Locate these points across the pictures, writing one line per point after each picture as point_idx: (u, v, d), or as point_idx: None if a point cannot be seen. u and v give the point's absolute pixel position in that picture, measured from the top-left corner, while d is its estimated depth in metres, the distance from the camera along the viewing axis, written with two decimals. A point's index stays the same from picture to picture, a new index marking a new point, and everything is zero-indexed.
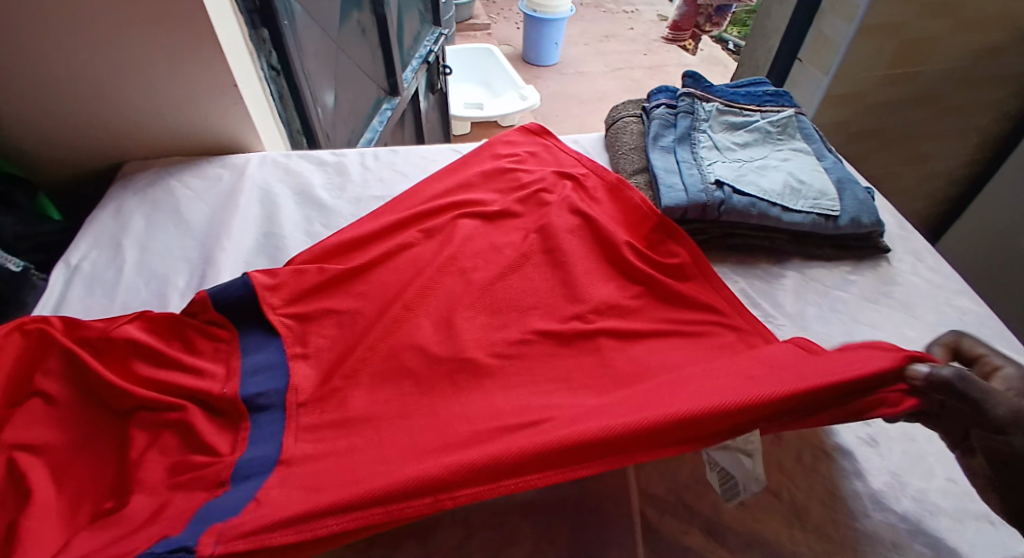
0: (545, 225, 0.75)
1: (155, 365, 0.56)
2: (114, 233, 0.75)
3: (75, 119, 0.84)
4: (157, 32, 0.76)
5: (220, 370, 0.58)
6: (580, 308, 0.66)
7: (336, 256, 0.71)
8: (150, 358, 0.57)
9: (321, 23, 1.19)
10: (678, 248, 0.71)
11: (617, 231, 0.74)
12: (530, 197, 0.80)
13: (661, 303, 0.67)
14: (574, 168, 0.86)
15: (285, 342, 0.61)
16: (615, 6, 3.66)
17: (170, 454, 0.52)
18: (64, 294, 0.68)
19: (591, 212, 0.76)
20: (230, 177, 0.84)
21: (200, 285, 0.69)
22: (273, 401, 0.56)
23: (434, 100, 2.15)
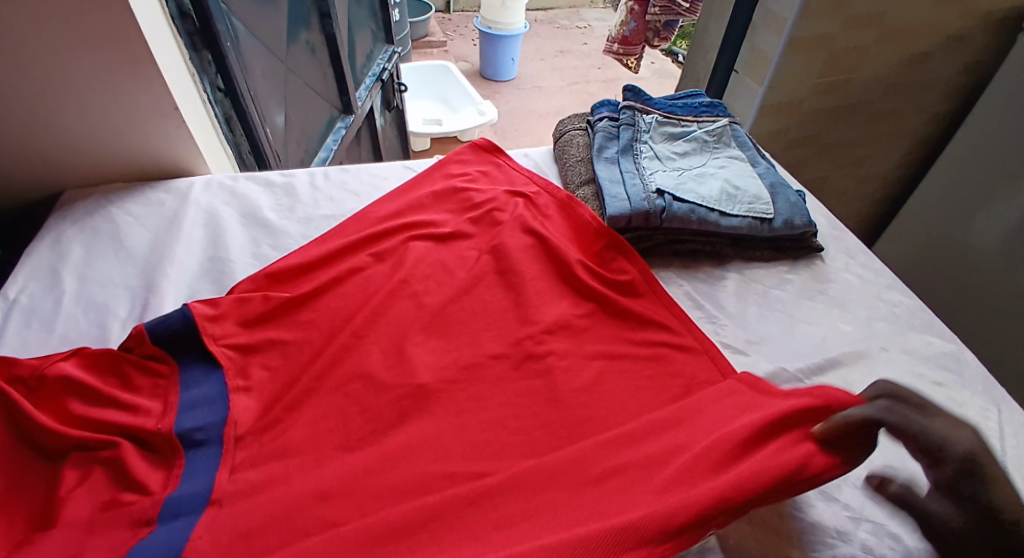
0: (497, 245, 0.76)
1: (89, 404, 0.55)
2: (50, 264, 0.73)
3: (6, 147, 0.81)
4: (92, 55, 0.74)
5: (157, 406, 0.56)
6: (531, 325, 0.67)
7: (282, 282, 0.70)
8: (84, 396, 0.55)
9: (267, 43, 1.19)
10: (628, 266, 0.74)
11: (568, 248, 0.76)
12: (483, 216, 0.81)
13: (610, 316, 0.69)
14: (526, 185, 0.87)
15: (227, 374, 0.60)
16: (568, 22, 3.75)
17: (98, 493, 0.50)
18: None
19: (544, 231, 0.78)
20: (174, 202, 0.83)
21: (143, 313, 0.67)
22: (209, 435, 0.55)
23: (391, 117, 2.16)
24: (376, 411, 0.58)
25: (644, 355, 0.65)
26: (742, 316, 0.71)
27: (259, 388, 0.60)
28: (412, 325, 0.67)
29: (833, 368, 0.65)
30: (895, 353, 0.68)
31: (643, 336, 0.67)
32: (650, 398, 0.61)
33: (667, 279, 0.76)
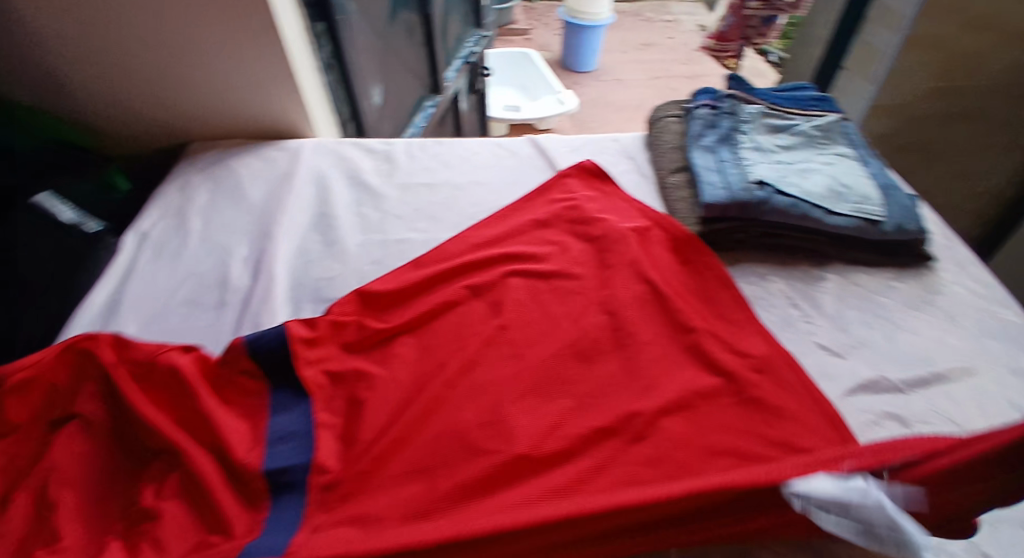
0: (609, 298, 0.69)
1: (186, 409, 0.54)
2: (179, 205, 0.80)
3: (145, 101, 0.89)
4: (223, 21, 0.80)
5: (248, 430, 0.55)
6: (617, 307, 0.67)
7: (380, 310, 0.68)
8: (181, 398, 0.55)
9: (372, 20, 1.24)
10: (763, 345, 0.63)
11: (689, 312, 0.67)
12: (593, 257, 0.74)
13: (739, 396, 0.59)
14: (634, 219, 0.78)
15: (313, 405, 0.57)
16: (655, 15, 3.66)
17: (181, 510, 0.49)
18: (120, 300, 0.67)
19: (664, 285, 0.69)
20: (287, 160, 0.89)
21: (258, 259, 0.73)
22: (296, 478, 0.52)
23: (475, 101, 2.19)
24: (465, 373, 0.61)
25: (742, 352, 0.62)
26: (839, 325, 0.68)
27: (345, 424, 0.57)
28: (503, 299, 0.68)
29: (937, 382, 0.62)
30: (1007, 373, 0.63)
31: (787, 436, 0.55)
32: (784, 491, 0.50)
33: (762, 276, 0.73)
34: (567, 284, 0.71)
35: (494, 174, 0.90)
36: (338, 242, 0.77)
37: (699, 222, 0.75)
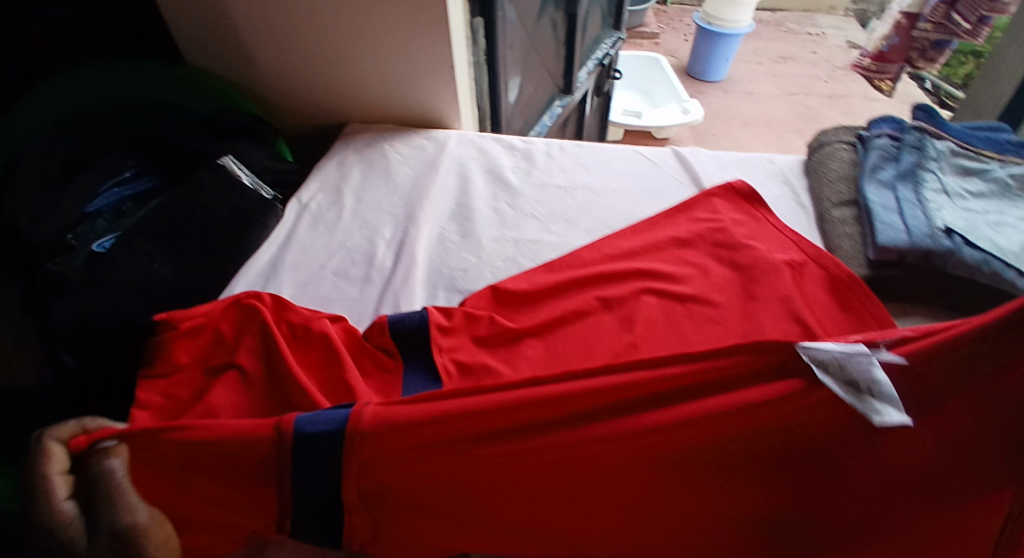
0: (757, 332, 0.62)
1: (330, 374, 0.57)
2: (335, 181, 0.86)
3: (315, 78, 0.95)
4: (400, 10, 0.84)
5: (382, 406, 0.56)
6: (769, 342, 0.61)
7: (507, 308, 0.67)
8: (326, 363, 0.58)
9: (522, 18, 1.26)
10: None
11: None
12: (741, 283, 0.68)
13: None
14: (788, 251, 0.71)
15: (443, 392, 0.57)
16: (797, 27, 3.41)
17: None
18: (278, 263, 0.72)
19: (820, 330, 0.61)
20: (434, 149, 0.92)
21: (402, 241, 0.76)
22: None
23: (599, 102, 2.14)
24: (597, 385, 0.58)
25: None
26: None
27: None
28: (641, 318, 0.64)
29: None
30: None
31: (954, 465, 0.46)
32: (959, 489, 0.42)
33: None
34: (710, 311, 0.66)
35: (634, 183, 0.87)
36: (476, 234, 0.78)
37: (862, 265, 0.68)
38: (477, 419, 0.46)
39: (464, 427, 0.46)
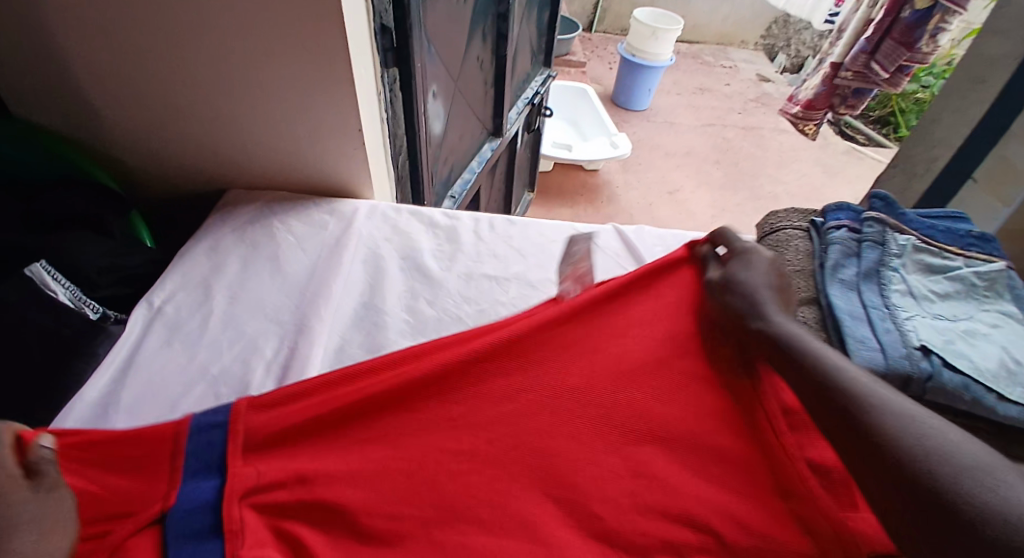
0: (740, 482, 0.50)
1: None
2: (205, 274, 0.68)
3: (186, 137, 0.78)
4: (293, 64, 0.69)
5: None
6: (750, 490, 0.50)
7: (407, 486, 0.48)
8: None
9: (448, 62, 1.13)
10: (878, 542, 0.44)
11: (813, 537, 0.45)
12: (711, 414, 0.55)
13: None
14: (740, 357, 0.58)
15: None
16: (713, 60, 3.52)
17: None
18: (114, 401, 0.55)
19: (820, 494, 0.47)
20: (337, 228, 0.77)
21: (288, 363, 0.60)
22: None
23: (529, 138, 2.04)
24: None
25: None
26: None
27: None
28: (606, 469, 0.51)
29: None
30: None
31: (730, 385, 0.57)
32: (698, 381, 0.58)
33: None
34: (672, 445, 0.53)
35: (575, 272, 0.75)
36: (387, 348, 0.63)
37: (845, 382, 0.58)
38: (338, 402, 0.54)
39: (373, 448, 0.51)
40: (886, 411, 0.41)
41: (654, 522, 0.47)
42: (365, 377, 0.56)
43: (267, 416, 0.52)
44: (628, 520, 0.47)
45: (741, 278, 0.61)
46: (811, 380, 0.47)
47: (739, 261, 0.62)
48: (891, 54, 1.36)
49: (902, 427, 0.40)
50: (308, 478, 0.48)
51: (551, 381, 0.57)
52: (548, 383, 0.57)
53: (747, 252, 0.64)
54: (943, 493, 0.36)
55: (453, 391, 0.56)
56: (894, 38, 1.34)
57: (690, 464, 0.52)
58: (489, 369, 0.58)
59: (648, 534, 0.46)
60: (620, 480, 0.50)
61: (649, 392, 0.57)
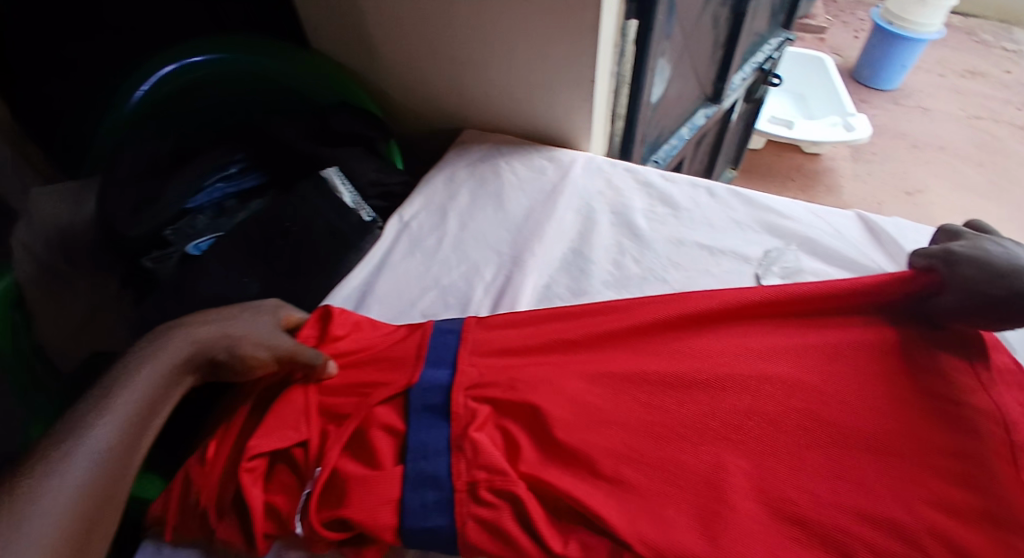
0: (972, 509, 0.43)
1: (363, 464, 0.48)
2: (442, 200, 0.77)
3: (439, 76, 0.87)
4: (549, 11, 0.72)
5: (402, 512, 0.45)
6: (982, 516, 0.43)
7: (599, 425, 0.50)
8: (365, 448, 0.49)
9: (684, 20, 1.08)
10: None
11: None
12: (938, 427, 0.49)
13: None
14: (990, 371, 0.51)
15: (510, 519, 0.44)
16: (999, 35, 2.82)
17: None
18: (368, 292, 0.66)
19: None
20: (555, 174, 0.81)
21: (503, 290, 0.66)
22: None
23: (747, 108, 1.87)
24: (740, 545, 0.42)
25: None
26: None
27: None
28: (809, 458, 0.48)
29: None
30: None
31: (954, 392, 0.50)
32: (921, 389, 0.51)
33: None
34: (892, 456, 0.47)
35: (800, 254, 0.70)
36: (591, 293, 0.66)
37: None
38: (546, 329, 0.59)
39: (572, 378, 0.54)
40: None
41: (870, 529, 0.43)
42: (575, 314, 0.60)
43: (492, 334, 0.58)
44: (836, 517, 0.43)
45: (983, 264, 0.53)
46: None
47: (972, 254, 0.55)
48: None
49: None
50: (519, 386, 0.53)
51: (763, 363, 0.55)
52: (761, 363, 0.55)
53: (971, 244, 0.56)
54: None
55: (647, 345, 0.58)
56: None
57: (914, 481, 0.46)
58: (684, 335, 0.59)
59: (861, 535, 0.42)
60: (832, 480, 0.46)
61: (866, 395, 0.52)
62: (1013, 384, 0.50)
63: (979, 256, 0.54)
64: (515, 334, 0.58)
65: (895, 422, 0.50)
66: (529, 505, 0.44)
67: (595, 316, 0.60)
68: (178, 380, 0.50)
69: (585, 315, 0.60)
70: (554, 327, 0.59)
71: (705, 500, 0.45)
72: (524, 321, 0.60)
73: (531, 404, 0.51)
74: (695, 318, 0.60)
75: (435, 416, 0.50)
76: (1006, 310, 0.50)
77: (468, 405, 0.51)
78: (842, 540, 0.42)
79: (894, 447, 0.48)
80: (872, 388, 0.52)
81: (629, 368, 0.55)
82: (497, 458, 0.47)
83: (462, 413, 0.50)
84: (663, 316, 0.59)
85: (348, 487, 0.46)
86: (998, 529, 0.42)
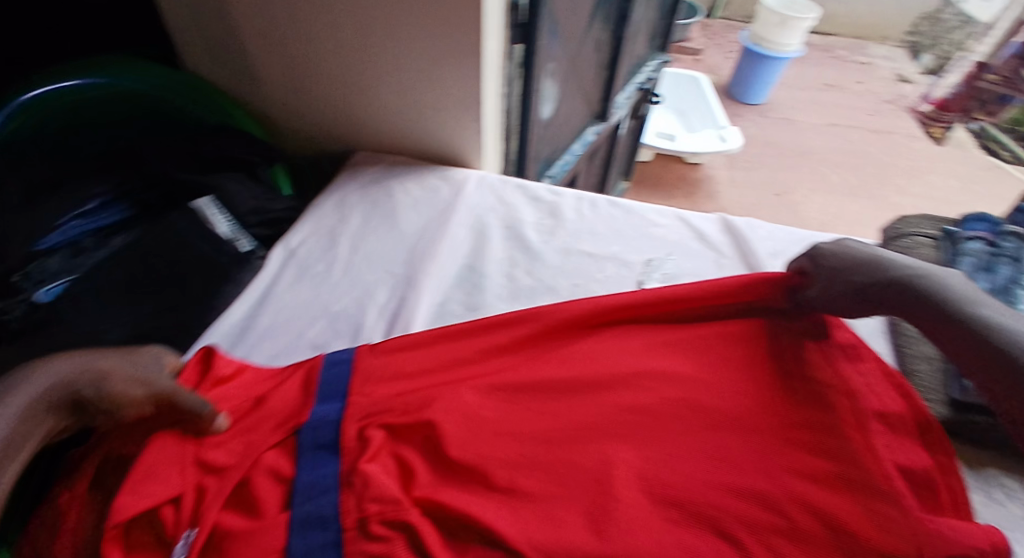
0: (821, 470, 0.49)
1: (245, 517, 0.46)
2: (332, 224, 0.76)
3: (325, 99, 0.86)
4: (430, 35, 0.74)
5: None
6: (827, 477, 0.49)
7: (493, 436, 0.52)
8: (248, 499, 0.47)
9: (567, 42, 1.14)
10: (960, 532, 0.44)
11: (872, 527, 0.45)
12: (790, 403, 0.55)
13: None
14: (828, 348, 0.59)
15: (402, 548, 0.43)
16: (845, 54, 3.22)
17: None
18: (255, 323, 0.63)
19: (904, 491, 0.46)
20: (448, 193, 0.82)
21: (398, 310, 0.66)
22: None
23: (634, 125, 2.00)
24: (625, 534, 0.45)
25: None
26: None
27: None
28: (684, 444, 0.52)
29: None
30: None
31: (800, 370, 0.57)
32: (775, 372, 0.58)
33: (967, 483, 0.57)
34: (754, 432, 0.53)
35: (675, 258, 0.76)
36: (486, 307, 0.68)
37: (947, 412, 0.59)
38: (440, 349, 0.60)
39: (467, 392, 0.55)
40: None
41: (736, 501, 0.47)
42: (471, 331, 0.62)
43: (386, 358, 0.58)
44: (707, 496, 0.47)
45: (844, 255, 0.60)
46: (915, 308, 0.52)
47: (836, 248, 0.62)
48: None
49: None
50: (412, 409, 0.53)
51: (643, 362, 0.59)
52: (642, 362, 0.59)
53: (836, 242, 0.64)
54: None
55: (538, 354, 0.61)
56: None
57: (773, 452, 0.51)
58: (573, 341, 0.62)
59: (731, 509, 0.47)
60: (705, 461, 0.50)
61: (730, 381, 0.57)
62: (851, 357, 0.58)
63: (841, 249, 0.61)
64: (410, 358, 0.59)
65: (755, 403, 0.55)
66: (422, 529, 0.44)
67: (489, 332, 0.62)
68: (38, 420, 0.46)
69: (479, 333, 0.62)
70: (448, 347, 0.60)
71: (592, 494, 0.48)
72: (419, 344, 0.60)
73: (425, 426, 0.52)
74: (580, 328, 0.64)
75: (323, 454, 0.49)
76: (861, 293, 0.57)
77: (359, 438, 0.51)
78: (714, 515, 0.46)
79: (756, 425, 0.53)
80: (735, 375, 0.58)
81: (521, 378, 0.57)
82: (388, 490, 0.46)
83: (353, 448, 0.50)
84: (553, 327, 0.63)
85: (227, 545, 0.43)
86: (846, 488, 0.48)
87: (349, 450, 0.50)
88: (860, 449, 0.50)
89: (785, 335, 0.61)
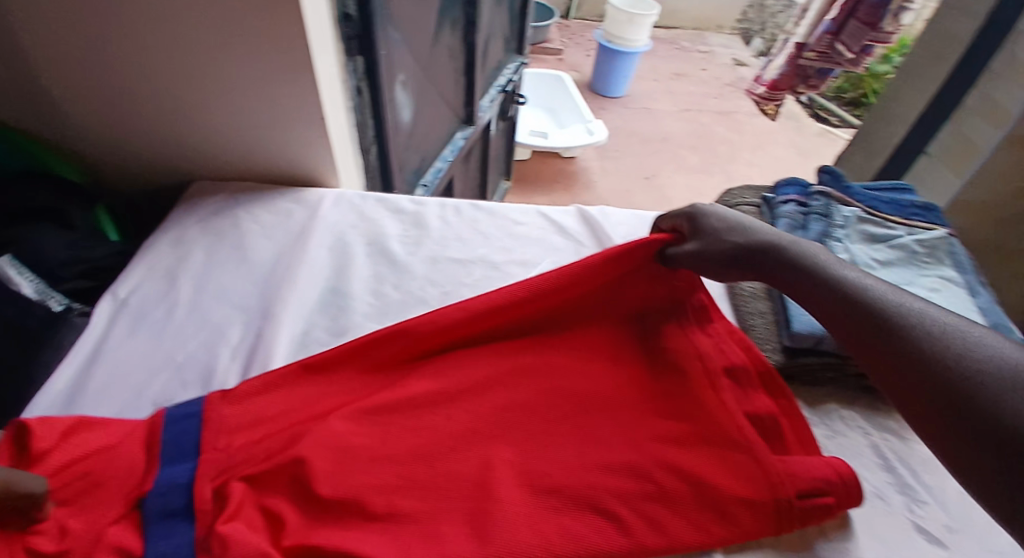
0: (683, 433, 0.53)
1: None
2: (170, 265, 0.69)
3: (149, 129, 0.78)
4: (256, 53, 0.69)
5: None
6: (686, 437, 0.53)
7: (367, 466, 0.50)
8: None
9: (416, 49, 1.13)
10: (798, 465, 0.51)
11: (728, 475, 0.50)
12: (656, 376, 0.60)
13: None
14: (684, 316, 0.64)
15: None
16: (689, 45, 3.53)
17: None
18: (82, 389, 0.56)
19: (751, 437, 0.53)
20: (303, 216, 0.78)
21: (254, 348, 0.61)
22: None
23: (504, 126, 2.04)
24: (507, 533, 0.45)
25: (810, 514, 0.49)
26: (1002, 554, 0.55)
27: None
28: (559, 432, 0.54)
29: None
30: None
31: (658, 343, 0.63)
32: (638, 350, 0.63)
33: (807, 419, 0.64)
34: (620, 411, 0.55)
35: (540, 252, 0.78)
36: (353, 330, 0.65)
37: (780, 355, 0.64)
38: (313, 380, 0.57)
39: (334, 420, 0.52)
40: (909, 312, 0.45)
41: (609, 479, 0.49)
42: (341, 355, 0.58)
43: (241, 402, 0.53)
44: (583, 479, 0.49)
45: (722, 219, 0.63)
46: (783, 266, 0.55)
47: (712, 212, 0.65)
48: (856, 34, 1.53)
49: (951, 323, 0.44)
50: (274, 455, 0.49)
51: (515, 359, 0.60)
52: (513, 360, 0.60)
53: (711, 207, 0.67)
54: (915, 336, 0.44)
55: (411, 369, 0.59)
56: (860, 19, 1.49)
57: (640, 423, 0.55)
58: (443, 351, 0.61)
59: (604, 485, 0.49)
60: (579, 445, 0.52)
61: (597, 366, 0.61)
62: (702, 322, 0.64)
63: (716, 214, 0.64)
64: (272, 397, 0.54)
65: (620, 383, 0.59)
66: None
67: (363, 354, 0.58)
68: None
69: (346, 359, 0.58)
70: (314, 378, 0.57)
71: (473, 501, 0.48)
72: (279, 382, 0.55)
73: (289, 463, 0.48)
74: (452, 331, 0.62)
75: (174, 522, 0.45)
76: (735, 258, 0.59)
77: (213, 496, 0.46)
78: (591, 495, 0.48)
79: (622, 401, 0.57)
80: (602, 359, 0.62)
81: (394, 395, 0.56)
82: (251, 546, 0.42)
83: (208, 509, 0.45)
84: (433, 335, 0.60)
85: None
86: (703, 446, 0.53)
87: (204, 512, 0.45)
88: (715, 405, 0.55)
89: (648, 308, 0.66)
